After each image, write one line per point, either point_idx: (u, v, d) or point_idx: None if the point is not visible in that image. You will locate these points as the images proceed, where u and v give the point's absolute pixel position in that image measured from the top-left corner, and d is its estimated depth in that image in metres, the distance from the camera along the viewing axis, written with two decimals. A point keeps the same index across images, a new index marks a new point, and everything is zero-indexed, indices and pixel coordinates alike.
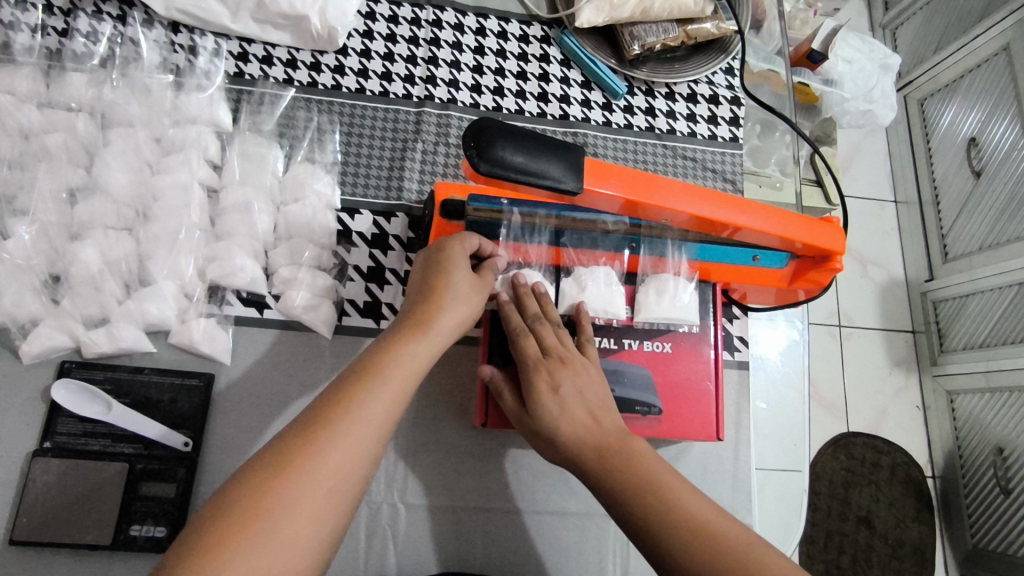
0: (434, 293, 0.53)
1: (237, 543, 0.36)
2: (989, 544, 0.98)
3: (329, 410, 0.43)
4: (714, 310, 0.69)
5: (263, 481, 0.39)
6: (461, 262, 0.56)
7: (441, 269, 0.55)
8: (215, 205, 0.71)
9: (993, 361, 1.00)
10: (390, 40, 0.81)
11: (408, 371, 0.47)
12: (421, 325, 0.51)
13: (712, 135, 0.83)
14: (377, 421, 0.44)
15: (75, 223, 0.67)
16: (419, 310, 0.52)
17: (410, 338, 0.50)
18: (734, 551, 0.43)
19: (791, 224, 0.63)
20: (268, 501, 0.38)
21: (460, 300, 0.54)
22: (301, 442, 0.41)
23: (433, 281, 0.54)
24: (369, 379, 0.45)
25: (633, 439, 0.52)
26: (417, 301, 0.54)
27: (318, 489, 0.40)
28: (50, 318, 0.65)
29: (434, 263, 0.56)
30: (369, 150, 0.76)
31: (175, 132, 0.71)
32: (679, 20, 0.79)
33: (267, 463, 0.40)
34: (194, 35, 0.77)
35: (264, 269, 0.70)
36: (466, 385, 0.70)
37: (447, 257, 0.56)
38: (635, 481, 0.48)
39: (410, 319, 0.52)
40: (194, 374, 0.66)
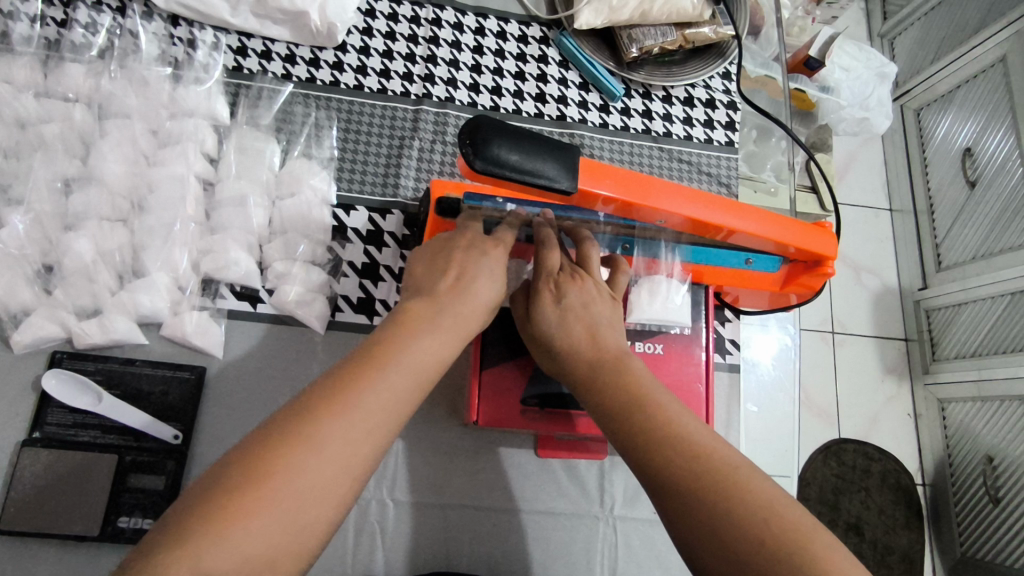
0: (472, 264, 0.49)
1: (241, 524, 0.32)
2: (978, 553, 0.99)
3: (351, 377, 0.38)
4: (706, 313, 0.70)
5: (273, 453, 0.34)
6: (502, 247, 0.53)
7: (482, 245, 0.51)
8: (210, 198, 0.71)
9: (984, 371, 1.01)
10: (389, 37, 0.81)
11: (441, 344, 0.43)
12: (455, 294, 0.47)
13: (708, 139, 0.84)
14: (404, 396, 0.39)
15: (70, 214, 0.67)
16: (452, 277, 0.48)
17: (449, 309, 0.45)
18: (722, 471, 0.41)
19: (784, 228, 0.63)
20: (279, 474, 0.33)
21: (496, 280, 0.50)
22: (319, 409, 0.36)
23: (470, 252, 0.50)
24: (397, 348, 0.41)
25: (629, 357, 0.50)
26: (447, 265, 0.49)
27: (332, 467, 0.35)
28: (42, 308, 0.65)
29: (475, 238, 0.52)
30: (366, 146, 0.76)
31: (172, 124, 0.71)
32: (677, 24, 0.80)
33: (276, 432, 0.35)
34: (193, 29, 0.77)
35: (258, 263, 0.70)
36: (458, 383, 0.70)
37: (489, 239, 0.53)
38: (623, 396, 0.47)
39: (440, 283, 0.48)
40: (186, 366, 0.66)
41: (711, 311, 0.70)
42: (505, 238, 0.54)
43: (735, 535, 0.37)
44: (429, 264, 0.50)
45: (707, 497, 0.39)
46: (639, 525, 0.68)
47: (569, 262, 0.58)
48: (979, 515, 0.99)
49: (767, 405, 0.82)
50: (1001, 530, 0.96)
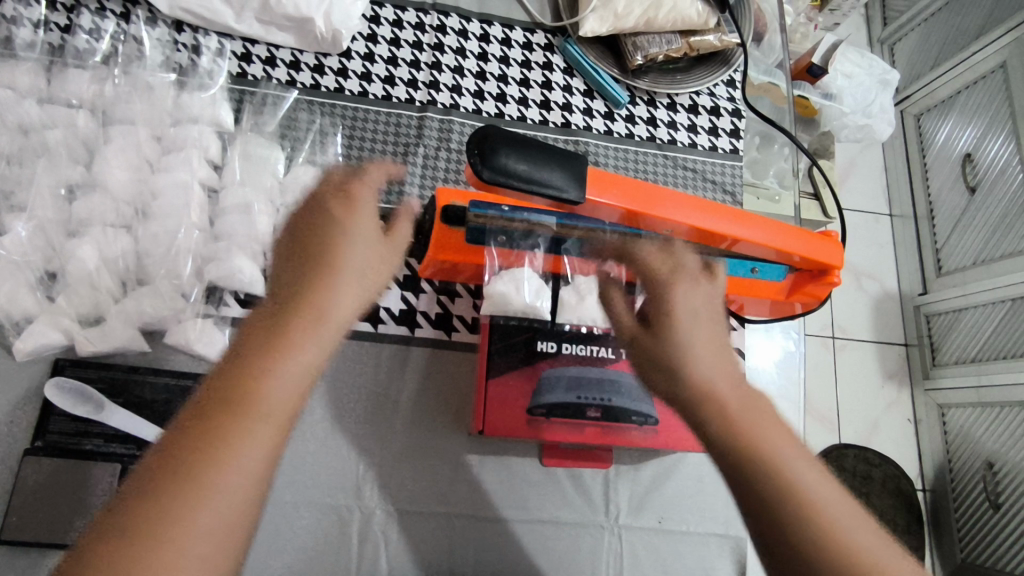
0: (334, 250, 0.48)
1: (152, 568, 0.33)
2: (977, 558, 0.99)
3: (224, 414, 0.38)
4: None
5: (156, 514, 0.35)
6: (357, 215, 0.51)
7: (327, 217, 0.51)
8: (214, 205, 0.71)
9: (983, 377, 1.01)
10: (394, 44, 0.80)
11: (315, 353, 0.43)
12: (312, 286, 0.46)
13: (712, 146, 0.84)
14: (290, 405, 0.41)
15: (73, 220, 0.67)
16: (291, 276, 0.47)
17: (306, 306, 0.45)
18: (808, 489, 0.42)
19: (791, 238, 0.63)
20: (164, 534, 0.34)
21: (362, 255, 0.49)
22: (196, 461, 0.37)
23: (326, 236, 0.49)
24: (285, 356, 0.42)
25: (754, 403, 0.48)
26: (296, 257, 0.49)
27: (224, 511, 0.36)
28: (44, 315, 0.64)
29: (322, 218, 0.51)
30: (370, 153, 0.76)
31: (176, 131, 0.71)
32: (682, 32, 0.81)
33: (167, 467, 0.36)
34: (197, 35, 0.77)
35: (262, 271, 0.70)
36: (462, 392, 0.70)
37: (338, 202, 0.52)
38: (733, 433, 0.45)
39: (290, 289, 0.46)
40: (190, 374, 0.66)
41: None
42: (363, 203, 0.53)
43: (809, 555, 0.40)
44: (287, 259, 0.49)
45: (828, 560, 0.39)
46: (644, 535, 0.68)
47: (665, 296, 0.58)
48: (978, 518, 0.99)
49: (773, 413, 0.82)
50: (1000, 536, 0.96)
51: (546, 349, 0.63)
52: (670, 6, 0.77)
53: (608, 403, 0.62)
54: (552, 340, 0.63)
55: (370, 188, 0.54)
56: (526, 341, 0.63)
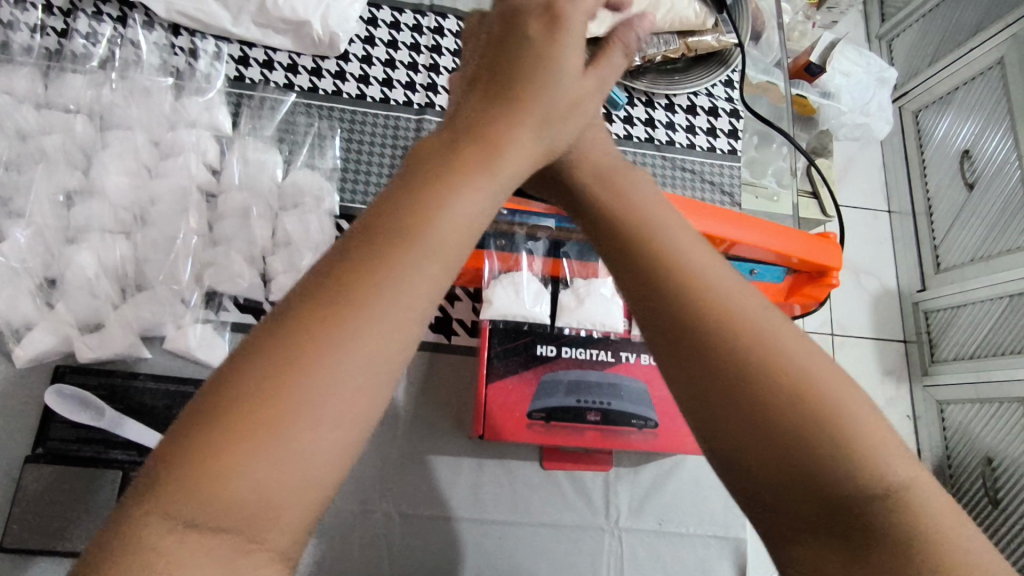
0: (531, 76, 0.40)
1: (290, 421, 0.27)
2: None
3: (376, 254, 0.30)
4: None
5: (282, 364, 0.28)
6: (565, 38, 0.42)
7: (523, 30, 0.42)
8: (213, 210, 0.71)
9: (983, 370, 1.01)
10: (391, 46, 0.80)
11: (484, 205, 0.34)
12: (508, 104, 0.39)
13: (711, 147, 0.83)
14: (475, 229, 0.34)
15: (71, 227, 0.67)
16: (492, 74, 0.41)
17: (492, 125, 0.38)
18: (783, 351, 0.34)
19: (787, 240, 0.64)
20: (284, 395, 0.27)
21: (566, 92, 0.41)
22: (338, 304, 0.29)
23: (520, 51, 0.41)
24: (470, 167, 0.35)
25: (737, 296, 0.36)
26: (485, 73, 0.41)
27: (349, 385, 0.28)
28: (43, 322, 0.64)
29: (524, 17, 0.42)
30: (368, 156, 0.76)
31: (174, 136, 0.71)
32: (680, 32, 0.80)
33: (316, 296, 0.29)
34: (194, 39, 0.76)
35: (262, 276, 0.70)
36: (462, 396, 0.70)
37: (543, 21, 0.42)
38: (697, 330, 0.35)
39: (484, 81, 0.41)
40: (190, 381, 0.66)
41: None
42: (565, 42, 0.42)
43: (773, 441, 0.32)
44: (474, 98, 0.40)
45: (820, 447, 0.32)
46: (645, 537, 0.68)
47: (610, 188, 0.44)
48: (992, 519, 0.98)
49: None
50: (1001, 530, 0.97)
51: (546, 352, 0.63)
52: (668, 7, 0.77)
53: (607, 406, 0.62)
54: (551, 344, 0.63)
55: (575, 4, 0.42)
56: (525, 345, 0.63)
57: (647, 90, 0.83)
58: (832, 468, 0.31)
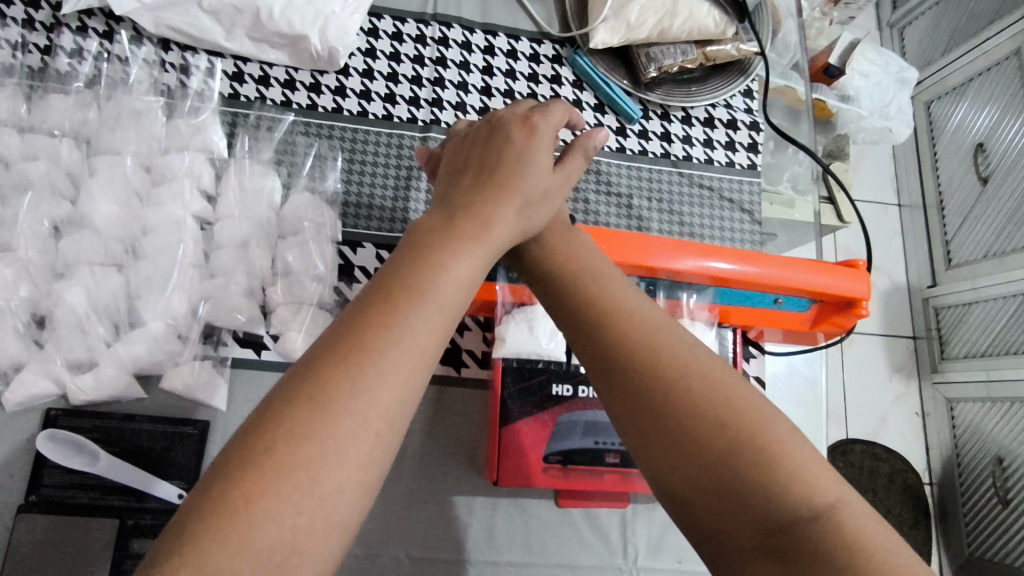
0: (511, 167, 0.47)
1: (318, 458, 0.31)
2: (983, 553, 0.98)
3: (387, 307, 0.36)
4: (735, 358, 0.65)
5: (308, 400, 0.33)
6: (536, 141, 0.50)
7: (505, 131, 0.50)
8: (209, 238, 0.68)
9: (993, 371, 1.02)
10: (394, 59, 0.76)
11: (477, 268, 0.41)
12: (493, 189, 0.46)
13: (729, 162, 0.80)
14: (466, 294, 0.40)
15: (61, 261, 0.64)
16: (477, 165, 0.48)
17: (478, 207, 0.44)
18: (709, 391, 0.40)
19: (801, 270, 0.63)
20: (314, 427, 0.32)
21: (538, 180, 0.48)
22: (358, 348, 0.34)
23: (502, 147, 0.49)
24: (466, 241, 0.41)
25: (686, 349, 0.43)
26: (467, 165, 0.48)
27: (371, 420, 0.33)
28: (33, 362, 0.62)
29: (503, 123, 0.51)
30: (372, 178, 0.72)
31: (167, 161, 0.68)
32: (698, 42, 0.76)
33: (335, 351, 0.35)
34: (186, 54, 0.72)
35: (261, 308, 0.67)
36: (473, 431, 0.67)
37: (519, 127, 0.50)
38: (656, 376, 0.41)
39: (469, 171, 0.48)
40: (188, 421, 0.64)
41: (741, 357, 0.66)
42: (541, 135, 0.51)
43: (704, 470, 0.38)
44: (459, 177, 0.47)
45: (750, 473, 0.37)
46: None
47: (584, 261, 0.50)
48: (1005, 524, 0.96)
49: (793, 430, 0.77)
50: (1006, 531, 0.96)
51: (562, 392, 0.61)
52: (686, 14, 0.73)
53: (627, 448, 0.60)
54: (567, 383, 0.61)
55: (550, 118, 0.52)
56: (540, 384, 0.61)
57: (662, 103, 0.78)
58: (766, 491, 0.37)
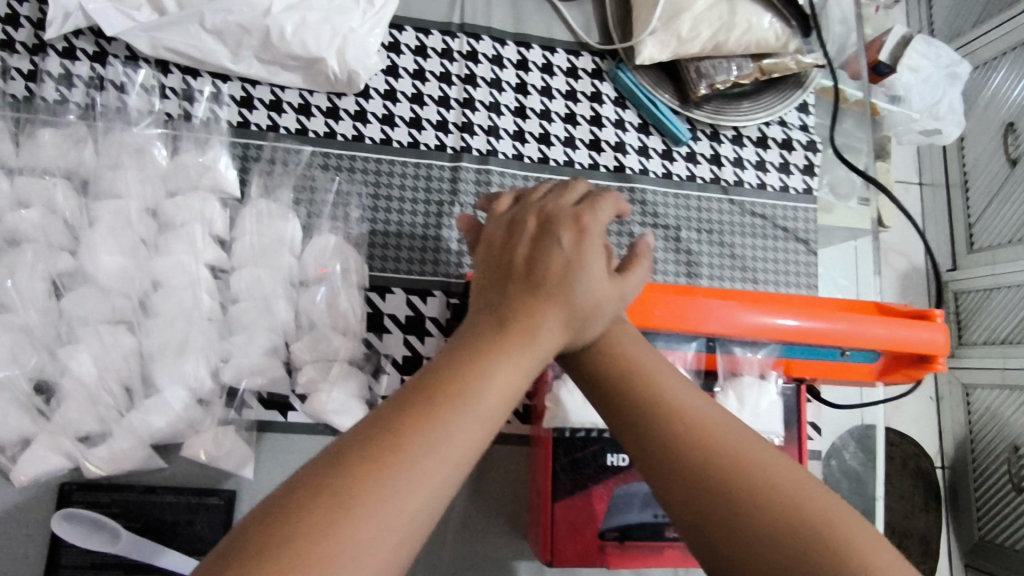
0: (561, 278, 0.41)
1: (340, 556, 0.29)
2: (994, 538, 0.95)
3: (427, 406, 0.35)
4: (798, 415, 0.61)
5: (337, 489, 0.31)
6: (588, 242, 0.43)
7: (553, 231, 0.43)
8: (224, 289, 0.62)
9: (1009, 360, 0.95)
10: (419, 77, 0.68)
11: (516, 373, 0.38)
12: (539, 299, 0.40)
13: (783, 185, 0.74)
14: (504, 408, 0.37)
15: (65, 322, 0.59)
16: (522, 267, 0.42)
17: (524, 316, 0.40)
18: (762, 480, 0.38)
19: (870, 324, 0.58)
20: (334, 522, 0.30)
21: (591, 289, 0.42)
22: (391, 445, 0.33)
23: (551, 252, 0.42)
24: (508, 346, 0.38)
25: (753, 448, 0.40)
26: (510, 264, 0.42)
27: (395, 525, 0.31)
28: (43, 435, 0.57)
29: (552, 221, 0.44)
30: (400, 214, 0.66)
31: (173, 204, 0.61)
32: (754, 55, 0.68)
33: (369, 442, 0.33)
34: (188, 77, 0.65)
35: (285, 365, 0.62)
36: (517, 492, 0.63)
37: (569, 225, 0.43)
38: (716, 465, 0.39)
39: (513, 274, 0.42)
40: (212, 491, 0.60)
41: (805, 413, 0.62)
42: (596, 233, 0.44)
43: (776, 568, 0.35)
44: (504, 258, 0.43)
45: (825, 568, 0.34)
46: None
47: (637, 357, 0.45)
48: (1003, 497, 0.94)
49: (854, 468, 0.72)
50: None
51: (617, 463, 0.57)
52: (744, 27, 0.66)
53: None
54: (623, 453, 0.57)
55: (610, 204, 0.45)
56: (594, 455, 0.57)
57: (710, 121, 0.71)
58: None
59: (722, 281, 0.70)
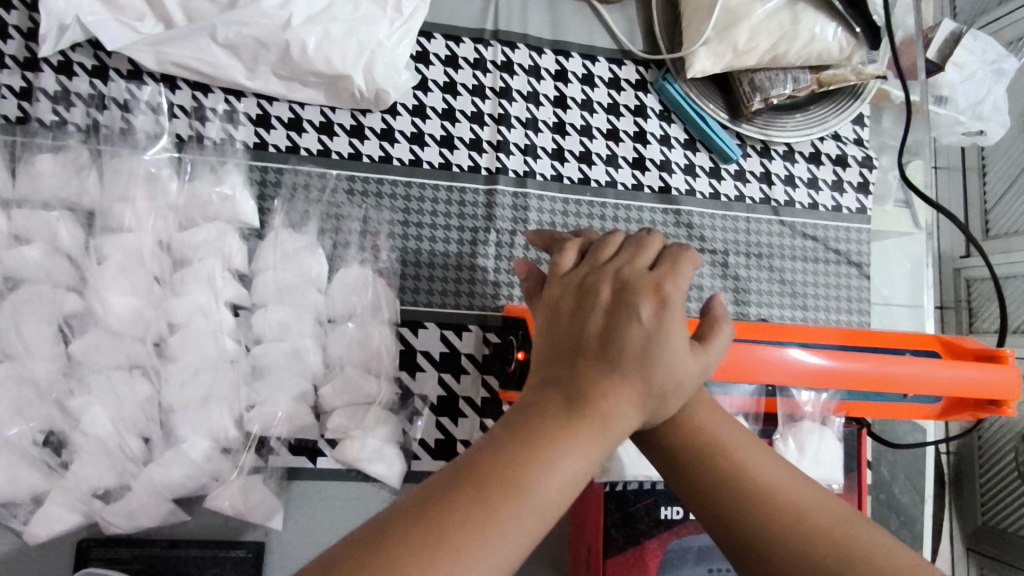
0: (639, 353, 0.37)
1: None
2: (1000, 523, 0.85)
3: (486, 488, 0.33)
4: (858, 461, 0.58)
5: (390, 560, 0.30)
6: (669, 314, 0.39)
7: (631, 301, 0.39)
8: (246, 328, 0.57)
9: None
10: (450, 91, 0.63)
11: (582, 461, 0.35)
12: (614, 377, 0.37)
13: (837, 205, 0.69)
14: (568, 495, 0.35)
15: (75, 368, 0.54)
16: (594, 341, 0.38)
17: (593, 397, 0.36)
18: (862, 557, 0.35)
19: (934, 366, 0.55)
20: None
21: (672, 364, 0.38)
22: (448, 524, 0.32)
23: (627, 326, 0.38)
24: (579, 429, 0.36)
25: (848, 525, 0.37)
26: (581, 335, 0.39)
27: None
28: (56, 492, 0.53)
29: (629, 288, 0.40)
30: (431, 242, 0.62)
31: (187, 237, 0.56)
32: (813, 66, 0.63)
33: (427, 517, 0.32)
34: (198, 93, 0.59)
35: (313, 410, 0.58)
36: (561, 537, 0.60)
37: (648, 294, 0.40)
38: (810, 542, 0.36)
39: (585, 348, 0.38)
40: (241, 543, 0.56)
41: (864, 458, 0.59)
42: (679, 304, 0.40)
43: None
44: (574, 324, 0.40)
45: None
46: None
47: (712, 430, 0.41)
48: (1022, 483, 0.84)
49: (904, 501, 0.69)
50: None
51: (672, 516, 0.55)
52: (807, 39, 0.60)
53: None
54: (676, 506, 0.55)
55: (689, 270, 0.42)
56: (647, 509, 0.55)
57: (760, 134, 0.66)
58: None
59: (772, 309, 0.67)
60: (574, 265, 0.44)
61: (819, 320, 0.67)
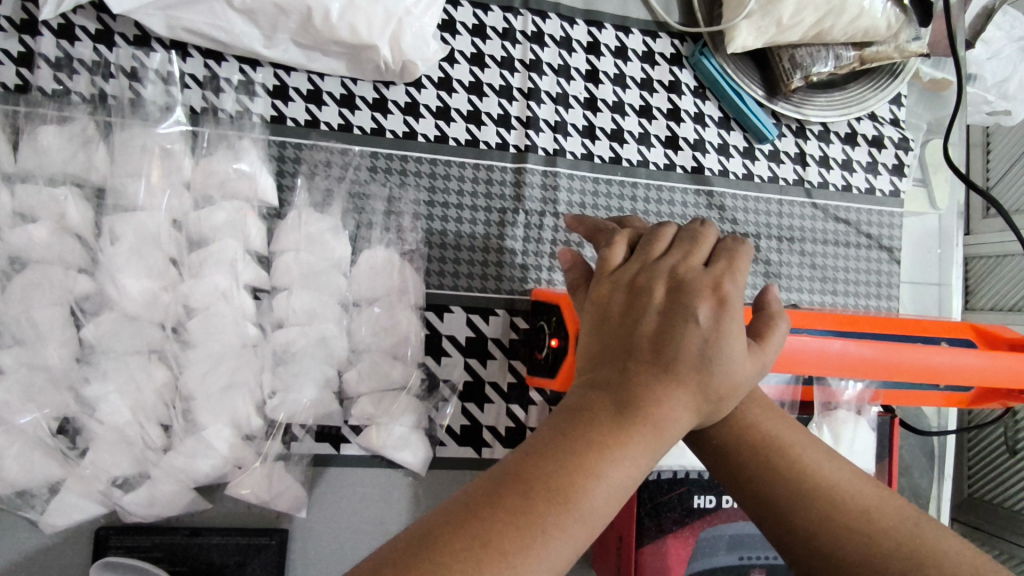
0: (695, 358, 0.36)
1: None
2: (986, 494, 0.81)
3: (536, 492, 0.32)
4: (890, 449, 0.58)
5: (441, 560, 0.30)
6: (728, 316, 0.37)
7: (689, 302, 0.37)
8: (266, 311, 0.55)
9: None
10: (477, 63, 0.60)
11: (633, 468, 0.34)
12: (670, 383, 0.35)
13: (870, 187, 0.68)
14: (617, 503, 0.34)
15: (89, 353, 0.52)
16: (647, 344, 0.37)
17: (647, 405, 0.35)
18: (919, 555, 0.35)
19: (966, 355, 0.54)
20: None
21: (729, 369, 0.36)
22: (498, 528, 0.31)
23: (683, 329, 0.36)
24: (632, 435, 0.34)
25: (904, 523, 0.37)
26: (632, 336, 0.37)
27: None
28: (72, 481, 0.51)
29: (686, 288, 0.38)
30: (458, 223, 0.59)
31: (201, 216, 0.53)
32: (857, 42, 0.60)
33: (476, 519, 0.31)
34: (210, 62, 0.56)
35: (337, 396, 0.56)
36: None
37: (706, 296, 0.38)
38: (866, 539, 0.36)
39: (636, 350, 0.37)
40: (264, 531, 0.54)
41: (897, 445, 0.58)
42: (737, 305, 0.38)
43: None
44: (625, 325, 0.38)
45: None
46: None
47: (762, 431, 0.40)
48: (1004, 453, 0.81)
49: (923, 483, 0.70)
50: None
51: (705, 505, 0.54)
52: (854, 13, 0.57)
53: (773, 560, 0.54)
54: (710, 495, 0.54)
55: (744, 270, 0.40)
56: (680, 497, 0.53)
57: (795, 113, 0.63)
58: None
59: (803, 293, 0.65)
60: (623, 258, 0.42)
61: (848, 305, 0.66)
